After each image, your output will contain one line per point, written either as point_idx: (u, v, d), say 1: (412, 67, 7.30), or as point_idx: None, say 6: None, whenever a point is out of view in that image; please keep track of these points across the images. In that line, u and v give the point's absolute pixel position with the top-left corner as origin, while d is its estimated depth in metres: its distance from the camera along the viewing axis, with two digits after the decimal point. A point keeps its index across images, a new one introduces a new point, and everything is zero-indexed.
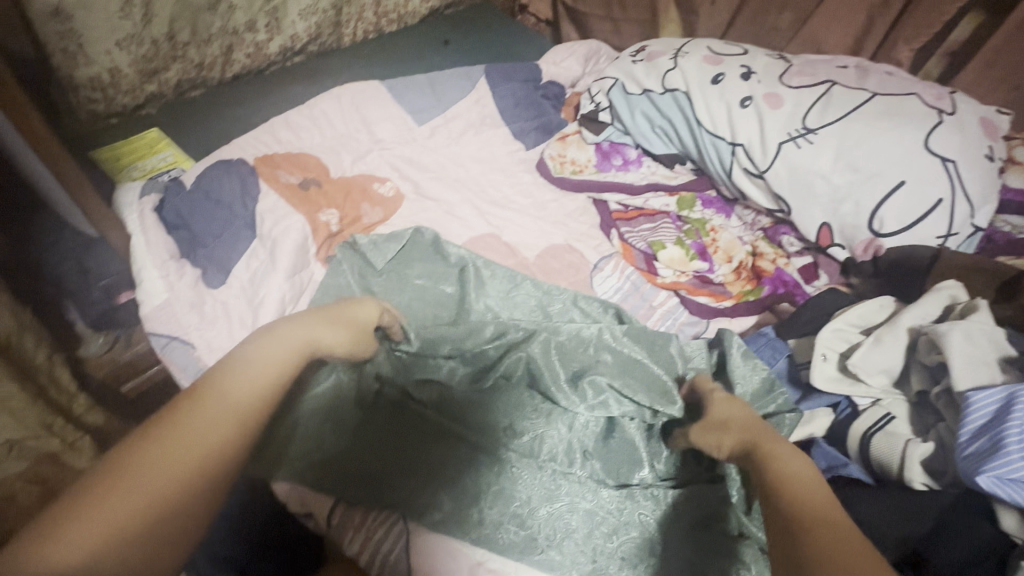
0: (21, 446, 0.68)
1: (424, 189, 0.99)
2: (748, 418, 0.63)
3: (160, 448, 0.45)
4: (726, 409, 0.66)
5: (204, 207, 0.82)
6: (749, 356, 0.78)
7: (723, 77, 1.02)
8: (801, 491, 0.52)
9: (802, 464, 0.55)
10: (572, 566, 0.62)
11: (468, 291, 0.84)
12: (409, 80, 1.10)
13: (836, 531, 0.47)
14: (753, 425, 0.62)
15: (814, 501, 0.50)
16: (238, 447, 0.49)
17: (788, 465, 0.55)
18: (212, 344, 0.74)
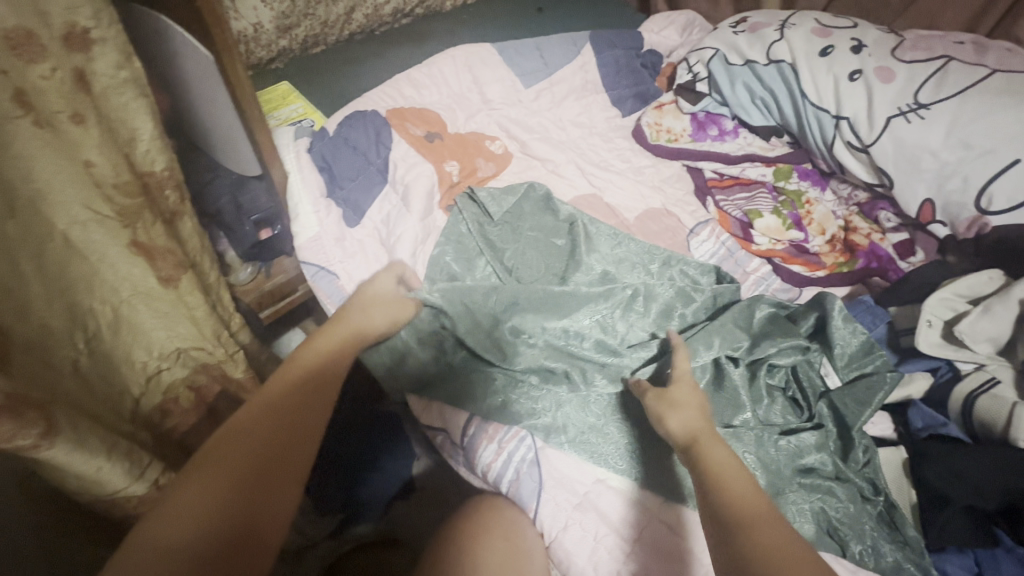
0: (184, 353, 0.74)
1: (531, 149, 1.05)
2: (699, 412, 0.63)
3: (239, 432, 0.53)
4: (684, 393, 0.66)
5: (344, 153, 0.90)
6: (851, 319, 0.81)
7: (832, 50, 1.03)
8: (730, 476, 0.54)
9: (726, 453, 0.57)
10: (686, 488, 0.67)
11: (579, 245, 0.89)
12: (517, 44, 1.14)
13: (761, 528, 0.49)
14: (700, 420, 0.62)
15: (746, 502, 0.52)
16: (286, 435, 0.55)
17: (719, 461, 0.56)
18: (355, 276, 0.83)
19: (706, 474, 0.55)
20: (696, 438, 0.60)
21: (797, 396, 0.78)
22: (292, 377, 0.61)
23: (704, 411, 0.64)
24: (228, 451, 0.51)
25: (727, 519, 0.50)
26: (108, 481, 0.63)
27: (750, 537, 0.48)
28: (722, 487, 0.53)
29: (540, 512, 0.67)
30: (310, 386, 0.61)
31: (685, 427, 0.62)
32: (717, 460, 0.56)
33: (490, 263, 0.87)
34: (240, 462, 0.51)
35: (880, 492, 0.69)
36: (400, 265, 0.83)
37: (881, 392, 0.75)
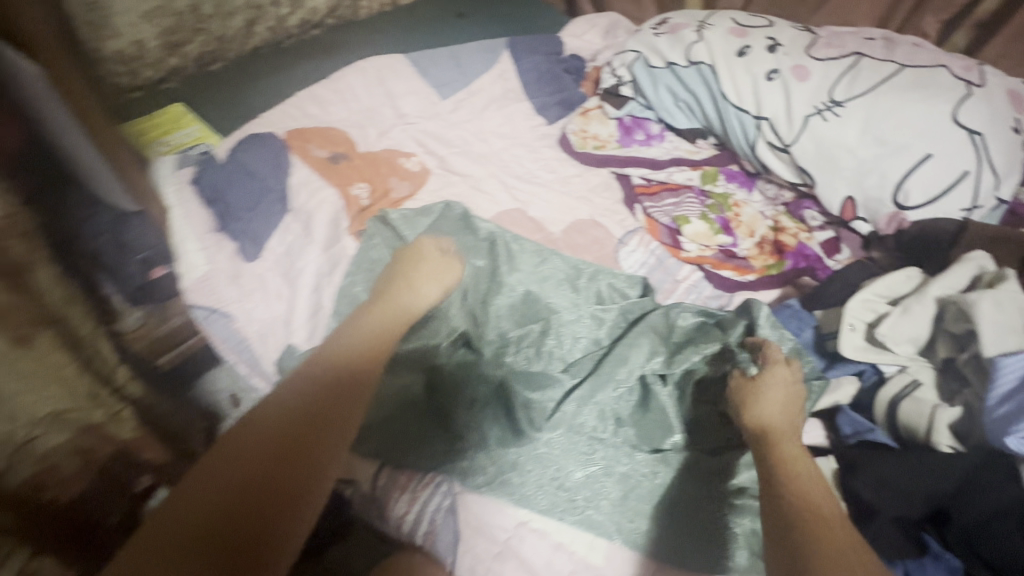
0: (84, 419, 0.49)
1: (450, 164, 1.00)
2: (782, 413, 0.66)
3: (252, 428, 0.51)
4: (770, 393, 0.67)
5: (238, 180, 0.82)
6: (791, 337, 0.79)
7: (749, 50, 1.02)
8: (803, 477, 0.58)
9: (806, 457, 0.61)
10: (611, 526, 0.66)
11: (500, 264, 0.85)
12: (431, 53, 1.08)
13: (836, 531, 0.52)
14: (784, 420, 0.65)
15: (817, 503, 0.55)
16: (315, 428, 0.53)
17: (797, 465, 0.60)
18: (253, 315, 0.76)
19: (780, 473, 0.59)
20: (778, 436, 0.63)
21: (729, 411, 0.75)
22: (324, 371, 0.59)
23: (795, 414, 0.67)
24: (240, 451, 0.49)
25: (798, 514, 0.54)
26: None
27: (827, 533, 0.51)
28: (798, 486, 0.57)
29: (458, 562, 0.63)
30: (341, 380, 0.59)
31: (770, 423, 0.65)
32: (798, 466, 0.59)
33: None
34: (260, 459, 0.49)
35: None
36: (302, 301, 0.77)
37: (808, 401, 0.72)
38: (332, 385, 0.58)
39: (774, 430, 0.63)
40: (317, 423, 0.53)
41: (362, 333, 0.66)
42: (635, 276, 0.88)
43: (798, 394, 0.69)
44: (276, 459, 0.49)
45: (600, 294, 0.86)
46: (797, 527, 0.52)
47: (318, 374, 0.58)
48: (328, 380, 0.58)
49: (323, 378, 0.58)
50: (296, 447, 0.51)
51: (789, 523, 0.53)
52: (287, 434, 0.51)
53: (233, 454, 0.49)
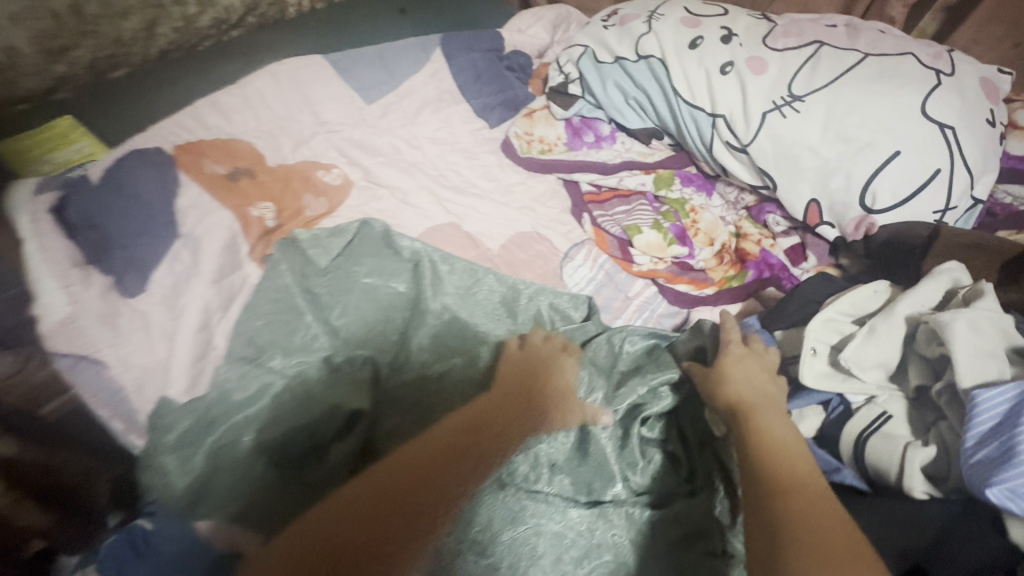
0: None
1: (376, 176, 0.90)
2: (757, 392, 0.64)
3: (375, 488, 0.50)
4: (741, 374, 0.65)
5: (115, 203, 0.71)
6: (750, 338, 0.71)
7: (701, 41, 0.93)
8: (778, 455, 0.57)
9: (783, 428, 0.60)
10: None
11: (424, 289, 0.75)
12: (356, 53, 0.98)
13: (814, 503, 0.52)
14: (757, 394, 0.63)
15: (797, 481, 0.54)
16: (382, 507, 0.49)
17: (777, 440, 0.59)
18: (129, 361, 0.65)
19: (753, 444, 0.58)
20: (753, 411, 0.62)
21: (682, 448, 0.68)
22: (444, 437, 0.56)
23: (770, 390, 0.64)
24: (342, 503, 0.50)
25: (766, 487, 0.54)
26: None
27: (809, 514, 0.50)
28: (774, 461, 0.56)
29: None
30: (457, 446, 0.55)
31: (735, 389, 0.64)
32: (777, 440, 0.59)
33: (313, 323, 0.71)
34: (348, 528, 0.47)
35: None
36: (184, 345, 0.67)
37: None
38: (450, 444, 0.55)
39: (745, 404, 0.62)
40: (425, 490, 0.51)
41: (485, 402, 0.62)
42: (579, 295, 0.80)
43: (771, 375, 0.67)
44: (348, 528, 0.47)
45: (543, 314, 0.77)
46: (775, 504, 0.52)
47: (439, 436, 0.57)
48: (446, 439, 0.56)
49: (437, 444, 0.55)
50: (383, 515, 0.48)
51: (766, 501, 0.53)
52: (331, 519, 0.48)
53: (342, 505, 0.49)
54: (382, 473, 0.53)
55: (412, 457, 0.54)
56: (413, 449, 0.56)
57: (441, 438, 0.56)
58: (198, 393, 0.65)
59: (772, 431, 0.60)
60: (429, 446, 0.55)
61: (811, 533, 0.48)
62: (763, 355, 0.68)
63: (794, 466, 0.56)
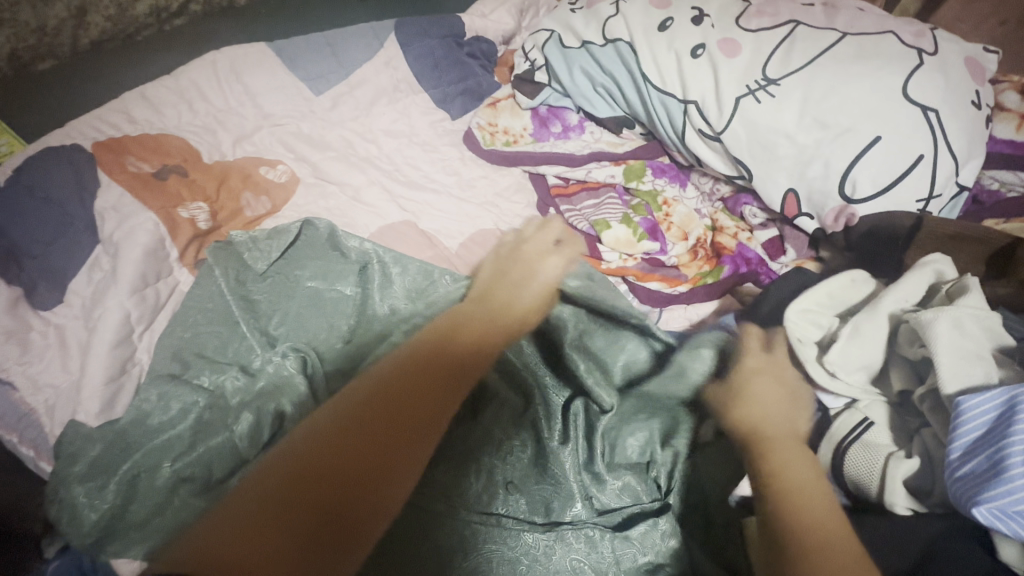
0: None
1: (325, 172, 0.84)
2: (770, 410, 0.56)
3: (356, 404, 0.48)
4: (761, 393, 0.57)
5: (30, 207, 0.66)
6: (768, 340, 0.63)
7: (671, 23, 0.88)
8: (804, 503, 0.48)
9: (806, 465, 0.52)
10: None
11: (371, 293, 0.69)
12: (304, 40, 0.92)
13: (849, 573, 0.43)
14: (774, 416, 0.56)
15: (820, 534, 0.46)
16: (377, 425, 0.47)
17: (796, 481, 0.50)
18: (39, 381, 0.59)
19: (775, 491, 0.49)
20: (770, 438, 0.54)
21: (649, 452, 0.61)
22: (423, 345, 0.55)
23: (792, 410, 0.57)
24: (330, 420, 0.47)
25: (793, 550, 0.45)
26: None
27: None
28: (801, 513, 0.47)
29: None
30: (443, 354, 0.54)
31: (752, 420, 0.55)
32: (797, 483, 0.50)
33: (247, 334, 0.65)
34: (345, 442, 0.45)
35: None
36: (97, 361, 0.60)
37: None
38: (440, 355, 0.54)
39: (764, 436, 0.54)
40: (417, 409, 0.49)
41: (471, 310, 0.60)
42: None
43: (791, 391, 0.59)
44: (351, 441, 0.45)
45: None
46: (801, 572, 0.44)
47: (421, 348, 0.55)
48: (434, 349, 0.54)
49: (417, 355, 0.54)
50: (382, 432, 0.47)
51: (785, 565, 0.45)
52: (330, 438, 0.45)
53: (335, 429, 0.46)
54: (365, 384, 0.50)
55: (394, 372, 0.52)
56: (387, 362, 0.53)
57: (426, 347, 0.55)
58: (114, 417, 0.59)
59: (786, 464, 0.51)
60: (412, 358, 0.53)
61: None
62: (788, 374, 0.60)
63: (823, 520, 0.47)
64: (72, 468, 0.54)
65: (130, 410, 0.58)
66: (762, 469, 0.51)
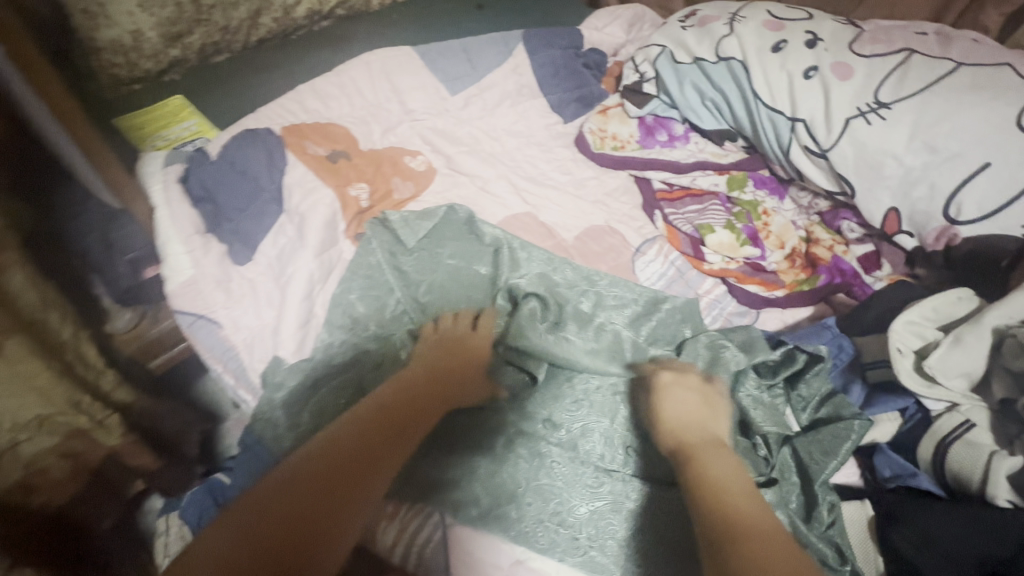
0: (52, 421, 0.65)
1: (458, 164, 0.94)
2: (689, 420, 0.63)
3: (265, 496, 0.48)
4: (673, 409, 0.64)
5: (230, 179, 0.77)
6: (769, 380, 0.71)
7: (785, 45, 0.94)
8: (724, 494, 0.53)
9: (725, 464, 0.57)
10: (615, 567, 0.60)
11: (502, 271, 0.79)
12: (442, 46, 1.03)
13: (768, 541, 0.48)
14: (693, 429, 0.62)
15: (739, 509, 0.52)
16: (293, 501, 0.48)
17: (715, 476, 0.56)
18: (240, 323, 0.71)
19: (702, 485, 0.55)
20: (692, 447, 0.60)
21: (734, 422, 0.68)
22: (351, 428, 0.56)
23: (702, 418, 0.63)
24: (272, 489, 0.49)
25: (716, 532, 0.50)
26: None
27: (745, 534, 0.49)
28: (716, 492, 0.54)
29: None
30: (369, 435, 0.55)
31: (673, 419, 0.63)
32: (715, 474, 0.56)
33: (401, 299, 0.76)
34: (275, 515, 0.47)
35: (846, 561, 0.61)
36: (291, 311, 0.72)
37: (848, 441, 0.66)
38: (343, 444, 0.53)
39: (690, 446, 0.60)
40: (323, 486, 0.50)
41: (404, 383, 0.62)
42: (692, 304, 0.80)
43: (702, 396, 0.66)
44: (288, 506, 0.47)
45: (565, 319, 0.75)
46: (729, 542, 0.48)
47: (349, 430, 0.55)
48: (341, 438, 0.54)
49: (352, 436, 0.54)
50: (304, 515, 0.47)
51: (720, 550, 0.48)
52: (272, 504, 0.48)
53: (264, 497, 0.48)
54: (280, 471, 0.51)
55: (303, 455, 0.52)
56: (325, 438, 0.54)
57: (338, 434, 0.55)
58: (305, 355, 0.71)
59: (708, 466, 0.57)
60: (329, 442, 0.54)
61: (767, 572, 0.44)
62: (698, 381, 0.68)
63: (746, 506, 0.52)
64: (276, 397, 0.67)
65: (314, 356, 0.70)
66: (690, 472, 0.57)
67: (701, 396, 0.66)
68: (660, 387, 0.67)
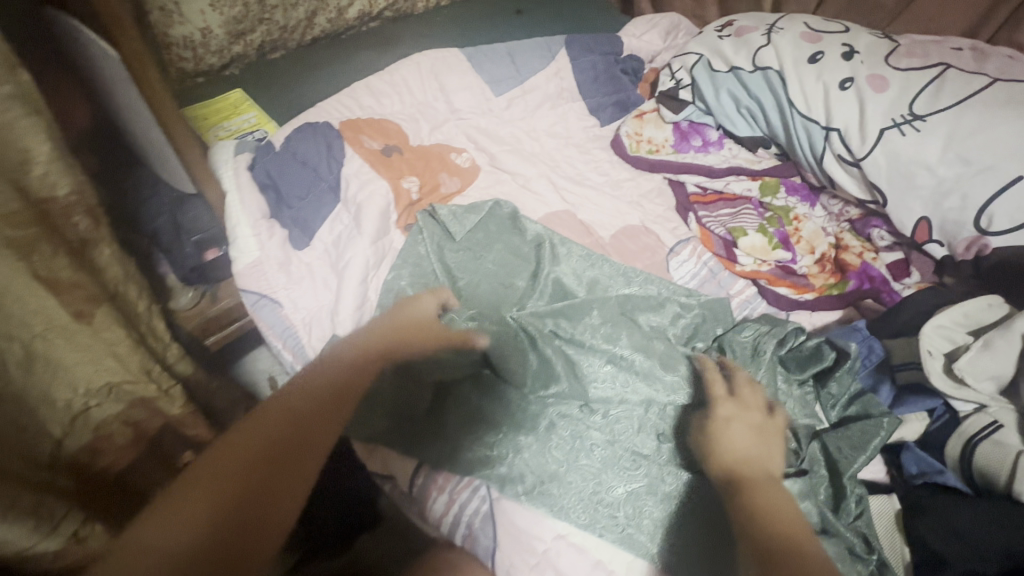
0: (119, 389, 0.71)
1: (501, 162, 0.98)
2: (749, 454, 0.63)
3: (222, 460, 0.51)
4: (731, 440, 0.64)
5: (292, 168, 0.83)
6: (731, 383, 0.71)
7: (821, 56, 0.97)
8: (776, 520, 0.54)
9: (781, 496, 0.58)
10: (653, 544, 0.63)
11: (543, 265, 0.82)
12: (489, 49, 1.08)
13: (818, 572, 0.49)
14: (747, 462, 0.62)
15: (796, 540, 0.52)
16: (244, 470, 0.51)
17: (773, 507, 0.56)
18: (299, 304, 0.76)
19: (751, 512, 0.56)
20: (750, 479, 0.60)
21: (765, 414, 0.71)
22: (303, 396, 0.58)
23: (757, 453, 0.63)
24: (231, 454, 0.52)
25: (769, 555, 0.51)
26: (11, 542, 0.60)
27: (803, 566, 0.49)
28: (775, 521, 0.54)
29: (500, 566, 0.63)
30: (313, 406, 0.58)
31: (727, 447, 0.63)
32: (768, 502, 0.56)
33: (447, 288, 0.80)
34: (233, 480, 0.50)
35: (873, 550, 0.63)
36: (348, 293, 0.76)
37: (877, 437, 0.69)
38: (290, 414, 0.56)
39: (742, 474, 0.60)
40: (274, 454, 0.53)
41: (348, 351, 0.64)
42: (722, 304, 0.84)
43: (761, 433, 0.65)
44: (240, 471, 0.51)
45: (584, 306, 0.78)
46: (775, 566, 0.49)
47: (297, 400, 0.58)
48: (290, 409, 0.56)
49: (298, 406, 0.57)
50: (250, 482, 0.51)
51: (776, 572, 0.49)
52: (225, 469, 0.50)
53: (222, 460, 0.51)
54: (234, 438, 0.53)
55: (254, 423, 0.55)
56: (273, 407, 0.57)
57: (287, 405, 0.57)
58: None
59: (767, 495, 0.57)
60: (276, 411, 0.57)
61: None
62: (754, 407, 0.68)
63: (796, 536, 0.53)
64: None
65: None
66: (740, 499, 0.58)
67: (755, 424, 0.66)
68: (720, 421, 0.66)
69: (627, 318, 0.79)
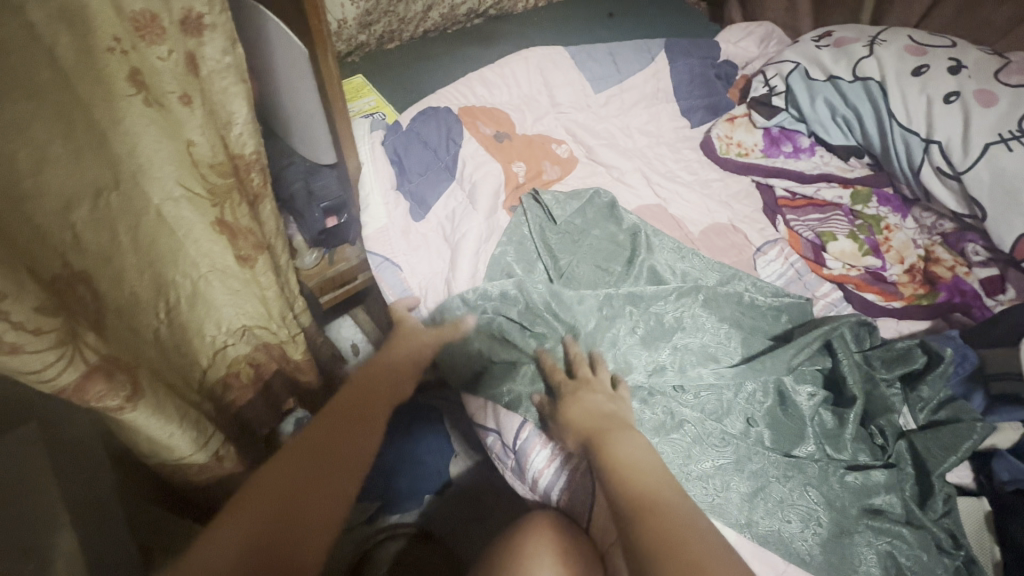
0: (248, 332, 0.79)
1: (597, 155, 1.03)
2: (605, 412, 0.63)
3: (255, 496, 0.53)
4: (576, 410, 0.64)
5: (416, 149, 0.94)
6: (575, 362, 0.73)
7: (927, 70, 0.98)
8: (629, 474, 0.53)
9: (639, 453, 0.56)
10: (759, 518, 0.66)
11: (639, 252, 0.86)
12: (591, 49, 1.15)
13: (668, 520, 0.47)
14: (597, 419, 0.62)
15: (655, 493, 0.50)
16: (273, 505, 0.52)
17: (625, 460, 0.55)
18: (417, 269, 0.86)
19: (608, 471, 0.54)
20: (601, 434, 0.59)
21: (853, 408, 0.73)
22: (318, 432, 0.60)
23: (607, 410, 0.64)
24: (264, 489, 0.53)
25: (628, 511, 0.48)
26: (174, 449, 0.65)
27: (645, 524, 0.47)
28: (628, 477, 0.52)
29: (593, 521, 0.69)
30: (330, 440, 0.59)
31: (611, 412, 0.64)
32: (625, 458, 0.55)
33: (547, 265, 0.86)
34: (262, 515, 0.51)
35: (960, 546, 0.66)
36: (463, 261, 0.85)
37: (969, 440, 0.70)
38: (314, 447, 0.58)
39: (599, 433, 0.59)
40: (297, 488, 0.54)
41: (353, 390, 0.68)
42: (805, 308, 0.86)
43: (608, 396, 0.67)
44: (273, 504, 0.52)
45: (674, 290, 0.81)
46: (644, 521, 0.47)
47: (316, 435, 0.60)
48: (312, 443, 0.58)
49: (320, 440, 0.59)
50: (280, 513, 0.51)
51: (632, 527, 0.47)
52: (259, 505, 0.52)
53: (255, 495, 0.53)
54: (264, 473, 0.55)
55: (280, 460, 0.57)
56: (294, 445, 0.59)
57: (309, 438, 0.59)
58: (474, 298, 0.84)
59: (623, 454, 0.55)
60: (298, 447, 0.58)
61: (668, 551, 0.44)
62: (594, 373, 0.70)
63: (657, 488, 0.51)
64: (453, 346, 0.78)
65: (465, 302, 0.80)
66: (601, 459, 0.56)
67: (604, 395, 0.66)
68: (567, 395, 0.67)
69: (716, 302, 0.82)
